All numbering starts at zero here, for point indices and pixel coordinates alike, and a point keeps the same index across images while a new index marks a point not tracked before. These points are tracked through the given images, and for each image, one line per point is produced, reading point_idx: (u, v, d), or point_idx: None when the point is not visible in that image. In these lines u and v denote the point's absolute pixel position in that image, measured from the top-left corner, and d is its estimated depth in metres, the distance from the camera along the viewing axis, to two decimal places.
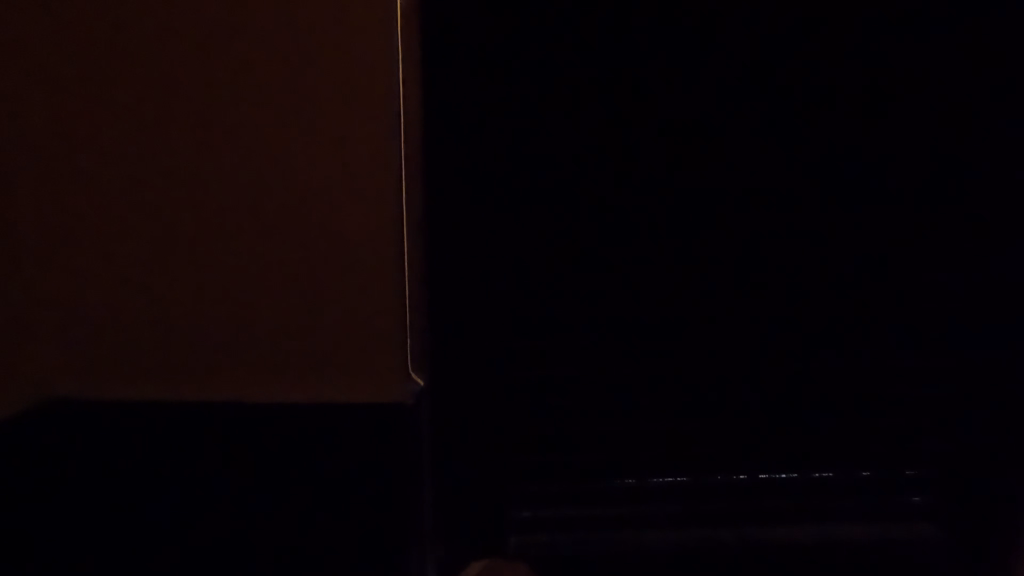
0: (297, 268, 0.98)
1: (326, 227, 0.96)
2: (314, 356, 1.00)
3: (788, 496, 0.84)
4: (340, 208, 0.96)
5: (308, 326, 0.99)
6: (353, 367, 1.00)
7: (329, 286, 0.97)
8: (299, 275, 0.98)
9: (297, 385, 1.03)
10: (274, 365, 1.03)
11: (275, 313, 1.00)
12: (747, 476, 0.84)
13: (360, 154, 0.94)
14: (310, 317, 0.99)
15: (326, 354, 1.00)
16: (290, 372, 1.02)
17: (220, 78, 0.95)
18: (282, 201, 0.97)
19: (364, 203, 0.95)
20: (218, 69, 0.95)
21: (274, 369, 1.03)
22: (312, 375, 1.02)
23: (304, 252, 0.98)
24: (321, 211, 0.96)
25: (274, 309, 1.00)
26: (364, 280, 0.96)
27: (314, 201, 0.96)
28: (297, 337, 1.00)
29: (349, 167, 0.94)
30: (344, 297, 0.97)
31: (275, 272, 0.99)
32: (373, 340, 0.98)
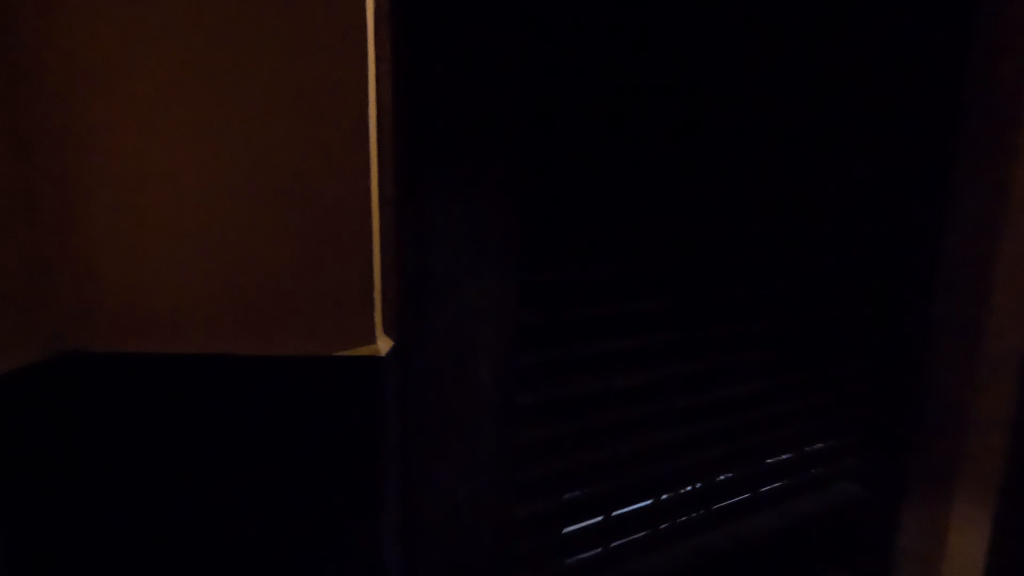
0: (193, 196, 0.83)
1: (224, 147, 0.82)
2: (223, 299, 0.86)
3: (678, 508, 1.36)
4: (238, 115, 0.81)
5: (211, 265, 0.85)
6: (272, 306, 0.87)
7: (241, 217, 0.84)
8: (197, 200, 0.83)
9: (201, 330, 0.86)
10: (162, 311, 0.85)
11: (166, 253, 0.84)
12: (669, 495, 1.34)
13: (257, 48, 0.80)
14: (213, 253, 0.84)
15: (237, 294, 0.86)
16: (188, 319, 0.86)
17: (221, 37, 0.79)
18: (158, 114, 0.80)
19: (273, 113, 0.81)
20: (156, 41, 0.79)
21: (164, 314, 0.85)
22: (220, 320, 0.86)
23: (200, 173, 0.82)
24: (217, 131, 0.81)
25: (166, 245, 0.84)
26: (285, 207, 0.84)
27: (203, 117, 0.81)
28: (196, 277, 0.85)
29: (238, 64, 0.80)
30: (258, 230, 0.84)
31: (157, 199, 0.83)
32: (297, 275, 0.86)
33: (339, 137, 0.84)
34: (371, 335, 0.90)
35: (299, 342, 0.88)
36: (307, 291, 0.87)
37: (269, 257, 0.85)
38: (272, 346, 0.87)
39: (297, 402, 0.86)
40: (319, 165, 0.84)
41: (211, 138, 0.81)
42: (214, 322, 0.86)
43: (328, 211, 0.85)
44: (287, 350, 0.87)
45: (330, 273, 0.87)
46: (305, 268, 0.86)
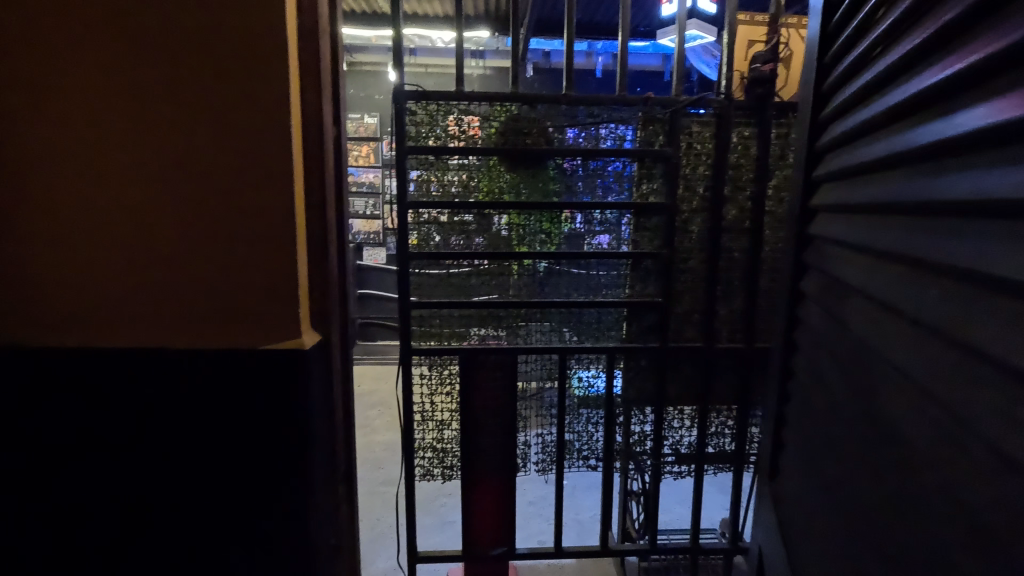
0: (172, 224, 1.07)
1: (197, 189, 1.06)
2: (194, 305, 1.09)
3: None
4: (213, 162, 1.05)
5: (185, 279, 1.08)
6: (230, 310, 1.10)
7: (209, 241, 1.07)
8: (174, 227, 1.07)
9: (177, 327, 1.10)
10: (148, 312, 1.09)
11: (150, 267, 1.08)
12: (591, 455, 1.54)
13: (233, 111, 1.04)
14: (186, 269, 1.08)
15: (204, 300, 1.09)
16: (168, 317, 1.10)
17: (157, 54, 1.02)
18: (150, 160, 1.05)
19: (239, 163, 1.06)
20: (156, 102, 1.03)
21: (149, 313, 1.09)
22: (189, 320, 1.10)
23: (177, 206, 1.06)
24: (194, 174, 1.05)
25: (149, 260, 1.07)
26: (242, 236, 1.08)
27: (184, 164, 1.05)
28: (173, 286, 1.09)
29: (216, 124, 1.04)
30: (221, 253, 1.08)
31: (145, 224, 1.06)
32: (249, 287, 1.10)
33: (281, 179, 1.07)
34: (299, 334, 1.13)
35: (249, 341, 1.11)
36: (252, 300, 1.10)
37: (227, 273, 1.09)
38: (230, 343, 1.11)
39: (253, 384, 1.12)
40: (266, 204, 1.07)
41: (189, 179, 1.05)
42: (188, 322, 1.10)
43: (271, 239, 1.08)
44: (238, 346, 1.11)
45: (270, 287, 1.10)
46: (254, 282, 1.09)
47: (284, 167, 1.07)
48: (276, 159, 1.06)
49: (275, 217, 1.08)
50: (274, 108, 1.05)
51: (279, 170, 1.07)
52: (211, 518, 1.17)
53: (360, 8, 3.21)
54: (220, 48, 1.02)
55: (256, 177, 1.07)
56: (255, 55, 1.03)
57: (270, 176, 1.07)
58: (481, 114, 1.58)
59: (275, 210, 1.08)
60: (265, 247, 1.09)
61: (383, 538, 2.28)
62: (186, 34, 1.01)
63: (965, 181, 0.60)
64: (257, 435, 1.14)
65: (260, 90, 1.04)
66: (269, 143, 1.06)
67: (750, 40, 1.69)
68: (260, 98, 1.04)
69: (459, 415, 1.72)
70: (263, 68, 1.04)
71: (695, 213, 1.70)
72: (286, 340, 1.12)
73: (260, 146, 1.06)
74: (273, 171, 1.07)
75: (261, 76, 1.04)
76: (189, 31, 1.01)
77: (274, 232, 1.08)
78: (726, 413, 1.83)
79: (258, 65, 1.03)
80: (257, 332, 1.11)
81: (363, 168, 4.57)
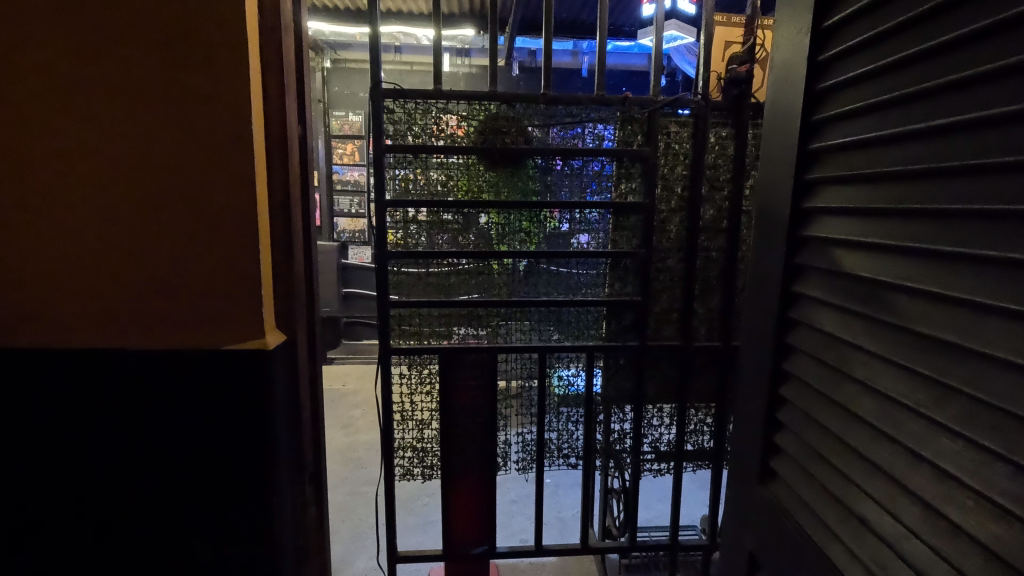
0: (127, 224, 1.05)
1: (151, 185, 1.04)
2: (149, 306, 1.08)
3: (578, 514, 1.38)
4: (164, 158, 1.03)
5: (140, 278, 1.06)
6: (185, 310, 1.09)
7: (163, 240, 1.06)
8: (128, 227, 1.05)
9: (132, 325, 1.08)
10: (102, 313, 1.07)
11: (103, 267, 1.06)
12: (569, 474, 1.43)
13: (184, 108, 1.03)
14: (140, 269, 1.06)
15: (159, 300, 1.08)
16: (122, 317, 1.08)
17: (111, 50, 1.00)
18: (100, 158, 1.03)
19: (192, 160, 1.04)
20: (104, 101, 1.01)
21: (103, 314, 1.07)
22: (144, 320, 1.08)
23: (131, 206, 1.04)
24: (146, 171, 1.03)
25: (102, 261, 1.05)
26: (198, 234, 1.06)
27: (136, 162, 1.03)
28: (127, 287, 1.07)
29: (167, 122, 1.03)
30: (177, 252, 1.06)
31: (97, 226, 1.04)
32: (206, 285, 1.08)
33: (238, 176, 1.06)
34: (262, 332, 1.12)
35: (207, 341, 1.10)
36: (209, 300, 1.09)
37: (182, 271, 1.07)
38: (189, 343, 1.09)
39: (212, 385, 1.11)
40: (221, 202, 1.06)
41: (141, 177, 1.04)
42: (142, 322, 1.08)
43: (229, 237, 1.07)
44: (198, 346, 1.10)
45: (229, 285, 1.09)
46: (211, 280, 1.08)
47: (239, 163, 1.05)
48: (232, 156, 1.05)
49: (233, 215, 1.07)
50: (228, 104, 1.04)
51: (236, 167, 1.05)
52: (177, 521, 1.15)
53: (342, 6, 3.21)
54: (172, 44, 1.00)
55: (212, 173, 1.05)
56: (210, 52, 1.02)
57: (226, 175, 1.05)
58: (461, 113, 1.58)
59: (232, 207, 1.06)
60: (223, 245, 1.07)
61: (364, 538, 2.27)
62: (142, 31, 0.99)
63: (890, 189, 0.62)
64: (221, 436, 1.13)
65: (214, 86, 1.03)
66: (224, 140, 1.04)
67: (727, 41, 1.70)
68: (216, 95, 1.03)
69: (439, 414, 1.72)
70: (217, 66, 1.02)
71: (673, 213, 1.71)
72: (247, 338, 1.11)
73: (214, 142, 1.04)
74: (229, 168, 1.05)
75: (214, 73, 1.02)
76: (143, 27, 0.99)
77: (231, 229, 1.07)
78: (705, 411, 1.85)
79: (212, 60, 1.02)
80: (216, 333, 1.10)
81: (348, 166, 4.54)
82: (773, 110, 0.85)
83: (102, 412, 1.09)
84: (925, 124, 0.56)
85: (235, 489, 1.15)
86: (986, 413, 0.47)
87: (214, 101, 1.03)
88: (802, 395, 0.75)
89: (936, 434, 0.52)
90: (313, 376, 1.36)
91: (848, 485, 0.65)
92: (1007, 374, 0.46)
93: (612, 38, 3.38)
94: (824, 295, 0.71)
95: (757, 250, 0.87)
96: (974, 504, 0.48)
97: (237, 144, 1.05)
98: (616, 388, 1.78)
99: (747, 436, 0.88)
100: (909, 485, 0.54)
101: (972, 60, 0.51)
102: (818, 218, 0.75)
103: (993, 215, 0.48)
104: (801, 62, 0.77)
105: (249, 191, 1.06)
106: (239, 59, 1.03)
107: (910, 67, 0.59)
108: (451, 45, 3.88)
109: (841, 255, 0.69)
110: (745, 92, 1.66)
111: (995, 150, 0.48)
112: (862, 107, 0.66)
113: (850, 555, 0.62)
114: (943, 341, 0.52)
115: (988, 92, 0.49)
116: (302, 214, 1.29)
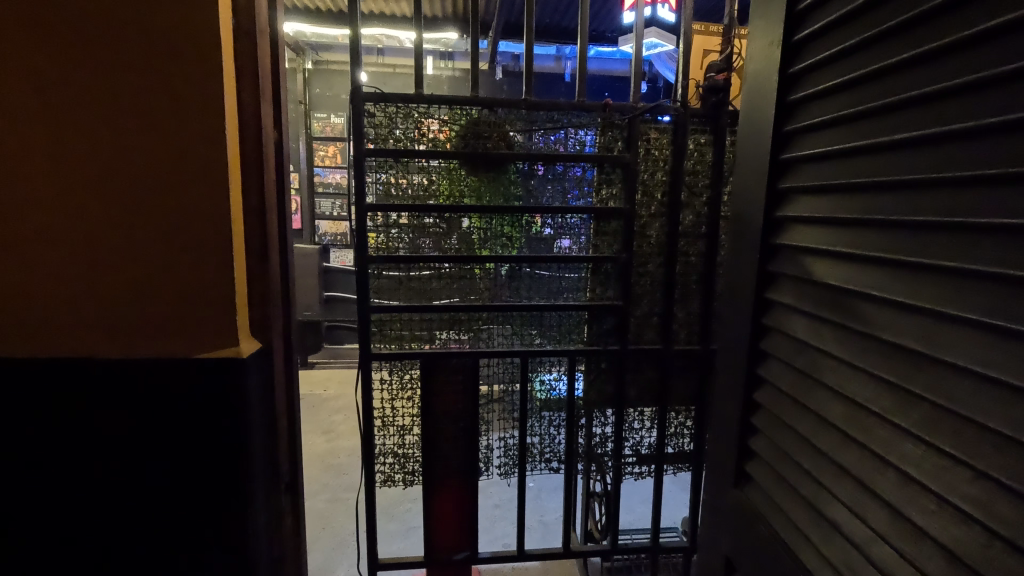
0: (94, 227, 1.02)
1: (121, 186, 1.02)
2: (118, 310, 1.05)
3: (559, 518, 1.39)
4: (133, 159, 1.01)
5: (109, 281, 1.04)
6: (156, 315, 1.06)
7: (132, 243, 1.03)
8: (95, 230, 1.02)
9: (99, 331, 1.06)
10: (68, 318, 1.04)
11: (70, 270, 1.03)
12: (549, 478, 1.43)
13: (154, 107, 1.01)
14: (108, 273, 1.04)
15: (128, 304, 1.05)
16: (90, 322, 1.05)
17: (80, 52, 0.97)
18: (67, 160, 1.00)
19: (162, 160, 1.02)
20: (70, 100, 0.99)
21: (69, 319, 1.04)
22: (112, 325, 1.06)
23: (98, 208, 1.02)
24: (114, 171, 1.01)
25: (68, 265, 1.03)
26: (167, 236, 1.04)
27: (103, 163, 1.01)
28: (95, 291, 1.04)
29: (137, 123, 1.01)
30: (146, 254, 1.04)
31: (64, 228, 1.02)
32: (177, 289, 1.06)
33: (210, 177, 1.04)
34: (235, 338, 1.10)
35: (179, 346, 1.08)
36: (179, 304, 1.06)
37: (152, 274, 1.05)
38: (160, 347, 1.07)
39: (187, 393, 1.08)
40: (193, 204, 1.04)
41: (109, 178, 1.01)
42: (110, 325, 1.06)
43: (201, 239, 1.05)
44: (171, 352, 1.07)
45: (200, 289, 1.07)
46: (182, 284, 1.06)
47: (210, 165, 1.04)
48: (203, 157, 1.03)
49: (205, 216, 1.05)
50: (199, 104, 1.02)
51: (206, 168, 1.04)
52: (151, 532, 1.13)
53: (323, 7, 3.18)
54: (141, 43, 0.98)
55: (183, 175, 1.03)
56: (182, 51, 1.00)
57: (198, 177, 1.04)
58: (442, 117, 1.57)
59: (204, 208, 1.04)
60: (195, 248, 1.05)
61: (345, 546, 2.24)
62: (112, 32, 0.97)
63: (858, 200, 0.63)
64: (195, 444, 1.11)
65: (185, 87, 1.01)
66: (196, 141, 1.03)
67: (705, 49, 1.73)
68: (188, 94, 1.01)
69: (420, 420, 1.71)
70: (188, 66, 1.00)
71: (653, 218, 1.73)
72: (217, 343, 1.09)
73: (184, 143, 1.02)
74: (201, 170, 1.04)
75: (186, 73, 1.01)
76: (114, 29, 0.97)
77: (203, 231, 1.05)
78: (685, 414, 1.86)
79: (184, 60, 1.00)
80: (186, 339, 1.08)
81: (329, 168, 4.50)
82: (747, 120, 0.86)
83: (71, 422, 1.07)
84: (890, 138, 0.58)
85: (209, 499, 1.13)
86: (947, 418, 0.49)
87: (184, 101, 1.01)
88: (776, 402, 0.76)
89: (901, 439, 0.54)
90: (289, 382, 1.34)
91: (819, 489, 0.66)
92: (967, 381, 0.47)
93: (595, 44, 3.42)
94: (795, 302, 0.73)
95: (732, 255, 0.88)
96: (937, 508, 0.49)
97: (209, 145, 1.03)
98: (597, 391, 1.79)
99: (723, 440, 0.89)
100: (875, 488, 0.56)
101: (935, 75, 0.53)
102: (791, 226, 0.76)
103: (957, 226, 0.49)
104: (773, 73, 0.79)
105: (221, 193, 1.05)
106: (212, 60, 1.01)
107: (878, 81, 0.61)
108: (434, 48, 3.87)
109: (813, 264, 0.70)
110: (724, 99, 1.68)
111: (959, 163, 0.50)
112: (830, 119, 0.67)
113: (822, 558, 0.63)
114: (908, 348, 0.54)
115: (952, 107, 0.51)
116: (279, 219, 1.28)
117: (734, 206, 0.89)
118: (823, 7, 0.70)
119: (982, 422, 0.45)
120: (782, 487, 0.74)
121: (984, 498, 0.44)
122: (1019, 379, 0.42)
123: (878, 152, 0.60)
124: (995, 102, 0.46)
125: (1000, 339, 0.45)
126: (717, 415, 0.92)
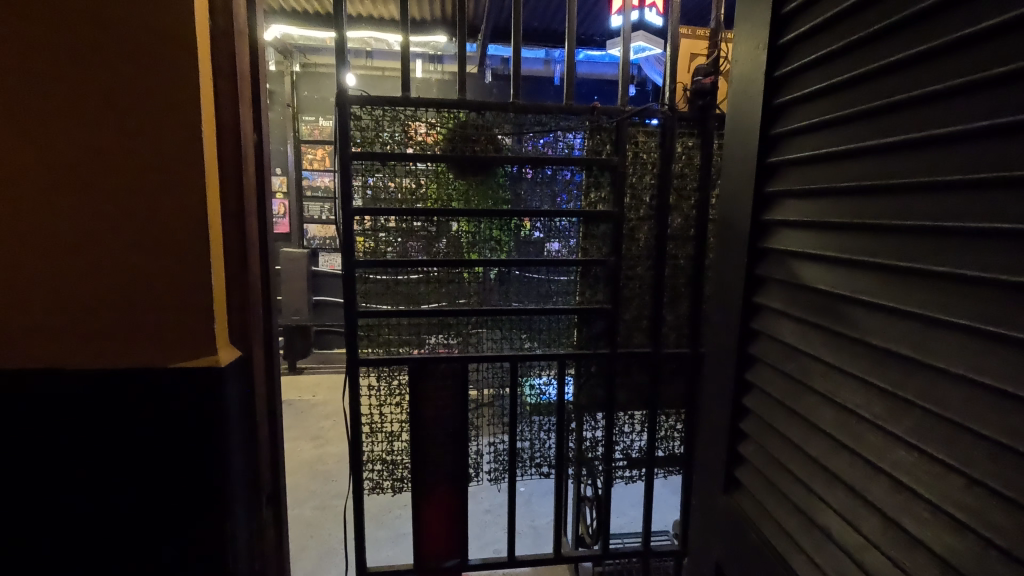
0: (67, 232, 0.99)
1: (96, 191, 0.99)
2: (92, 318, 1.02)
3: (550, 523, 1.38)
4: (107, 164, 0.99)
5: (81, 289, 1.01)
6: (130, 323, 1.04)
7: (106, 248, 1.01)
8: (69, 236, 0.99)
9: (72, 340, 1.03)
10: (38, 327, 1.01)
11: (42, 277, 1.00)
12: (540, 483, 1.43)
13: (130, 108, 0.98)
14: (82, 281, 1.01)
15: (102, 312, 1.03)
16: (63, 330, 1.02)
17: (54, 53, 0.95)
18: (38, 163, 0.97)
19: (138, 165, 1.00)
20: (42, 103, 0.96)
21: (39, 328, 1.01)
22: (85, 334, 1.03)
23: (73, 214, 0.99)
24: (88, 175, 0.99)
25: (40, 270, 1.00)
26: (142, 240, 1.02)
27: (76, 168, 0.98)
28: (65, 297, 1.01)
29: (110, 125, 0.98)
30: (122, 260, 1.01)
31: (36, 232, 0.99)
32: (152, 295, 1.03)
33: (187, 181, 1.02)
34: (214, 346, 1.07)
35: (155, 353, 1.05)
36: (155, 311, 1.04)
37: (125, 279, 1.02)
38: (135, 355, 1.05)
39: (167, 403, 1.06)
40: (168, 208, 1.02)
41: (84, 182, 0.99)
42: (84, 335, 1.03)
43: (177, 243, 1.03)
44: (147, 360, 1.05)
45: (176, 294, 1.04)
46: (158, 290, 1.03)
47: (187, 170, 1.02)
48: (180, 163, 1.01)
49: (183, 221, 1.03)
50: (173, 107, 1.00)
51: (183, 173, 1.02)
52: (127, 544, 1.10)
53: (308, 10, 3.15)
54: (114, 40, 0.96)
55: (158, 177, 1.01)
56: (159, 51, 0.98)
57: (175, 181, 1.01)
58: (430, 120, 1.56)
59: (182, 214, 1.02)
60: (171, 253, 1.03)
61: (333, 555, 2.20)
62: (88, 32, 0.95)
63: (847, 204, 0.63)
64: (175, 455, 1.08)
65: (162, 88, 0.99)
66: (173, 144, 1.01)
67: (693, 53, 1.74)
68: (166, 97, 0.99)
69: (408, 426, 1.69)
70: (165, 67, 0.98)
71: (642, 221, 1.73)
72: (192, 351, 1.07)
73: (159, 146, 1.00)
74: (178, 174, 1.01)
75: (163, 75, 0.99)
76: (92, 29, 0.95)
77: (179, 237, 1.03)
78: (675, 417, 1.86)
79: (160, 59, 0.98)
80: (163, 347, 1.05)
81: (318, 171, 4.46)
82: (734, 124, 0.85)
83: (45, 434, 1.03)
84: (879, 141, 0.57)
85: (189, 510, 1.10)
86: (936, 424, 0.49)
87: (161, 105, 0.99)
88: (764, 409, 0.75)
89: (891, 446, 0.53)
90: (271, 390, 1.31)
91: (810, 496, 0.65)
92: (959, 388, 0.47)
93: (583, 48, 3.44)
94: (785, 308, 0.72)
95: (720, 261, 0.88)
96: (929, 515, 0.48)
97: (187, 149, 1.01)
98: (587, 396, 1.78)
99: (713, 446, 0.88)
100: (868, 495, 0.55)
101: (923, 80, 0.53)
102: (778, 230, 0.75)
103: (946, 232, 0.49)
104: (759, 78, 0.79)
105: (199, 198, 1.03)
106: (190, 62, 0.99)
107: (867, 84, 0.60)
108: (423, 51, 3.85)
109: (801, 267, 0.70)
110: (711, 102, 1.69)
111: (945, 168, 0.49)
112: (818, 122, 0.67)
113: (813, 566, 0.62)
114: (897, 353, 0.53)
115: (941, 112, 0.50)
116: (259, 223, 1.26)
117: (722, 210, 0.88)
118: (808, 11, 0.70)
119: (973, 429, 0.44)
120: (772, 495, 0.73)
121: (978, 507, 0.44)
122: (1009, 384, 0.42)
123: (868, 156, 0.60)
124: (985, 105, 0.46)
125: (989, 343, 0.44)
126: (705, 423, 0.91)
